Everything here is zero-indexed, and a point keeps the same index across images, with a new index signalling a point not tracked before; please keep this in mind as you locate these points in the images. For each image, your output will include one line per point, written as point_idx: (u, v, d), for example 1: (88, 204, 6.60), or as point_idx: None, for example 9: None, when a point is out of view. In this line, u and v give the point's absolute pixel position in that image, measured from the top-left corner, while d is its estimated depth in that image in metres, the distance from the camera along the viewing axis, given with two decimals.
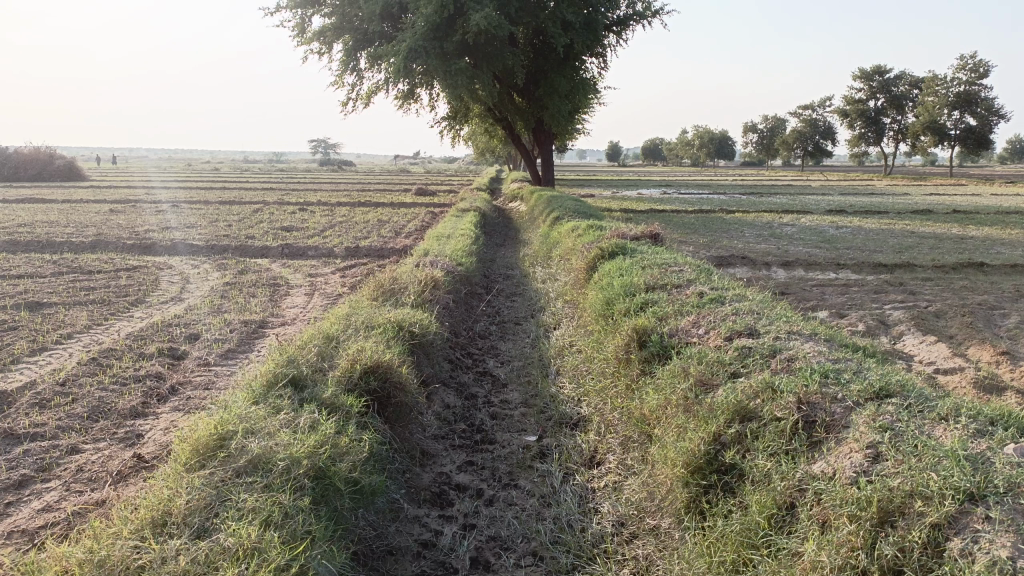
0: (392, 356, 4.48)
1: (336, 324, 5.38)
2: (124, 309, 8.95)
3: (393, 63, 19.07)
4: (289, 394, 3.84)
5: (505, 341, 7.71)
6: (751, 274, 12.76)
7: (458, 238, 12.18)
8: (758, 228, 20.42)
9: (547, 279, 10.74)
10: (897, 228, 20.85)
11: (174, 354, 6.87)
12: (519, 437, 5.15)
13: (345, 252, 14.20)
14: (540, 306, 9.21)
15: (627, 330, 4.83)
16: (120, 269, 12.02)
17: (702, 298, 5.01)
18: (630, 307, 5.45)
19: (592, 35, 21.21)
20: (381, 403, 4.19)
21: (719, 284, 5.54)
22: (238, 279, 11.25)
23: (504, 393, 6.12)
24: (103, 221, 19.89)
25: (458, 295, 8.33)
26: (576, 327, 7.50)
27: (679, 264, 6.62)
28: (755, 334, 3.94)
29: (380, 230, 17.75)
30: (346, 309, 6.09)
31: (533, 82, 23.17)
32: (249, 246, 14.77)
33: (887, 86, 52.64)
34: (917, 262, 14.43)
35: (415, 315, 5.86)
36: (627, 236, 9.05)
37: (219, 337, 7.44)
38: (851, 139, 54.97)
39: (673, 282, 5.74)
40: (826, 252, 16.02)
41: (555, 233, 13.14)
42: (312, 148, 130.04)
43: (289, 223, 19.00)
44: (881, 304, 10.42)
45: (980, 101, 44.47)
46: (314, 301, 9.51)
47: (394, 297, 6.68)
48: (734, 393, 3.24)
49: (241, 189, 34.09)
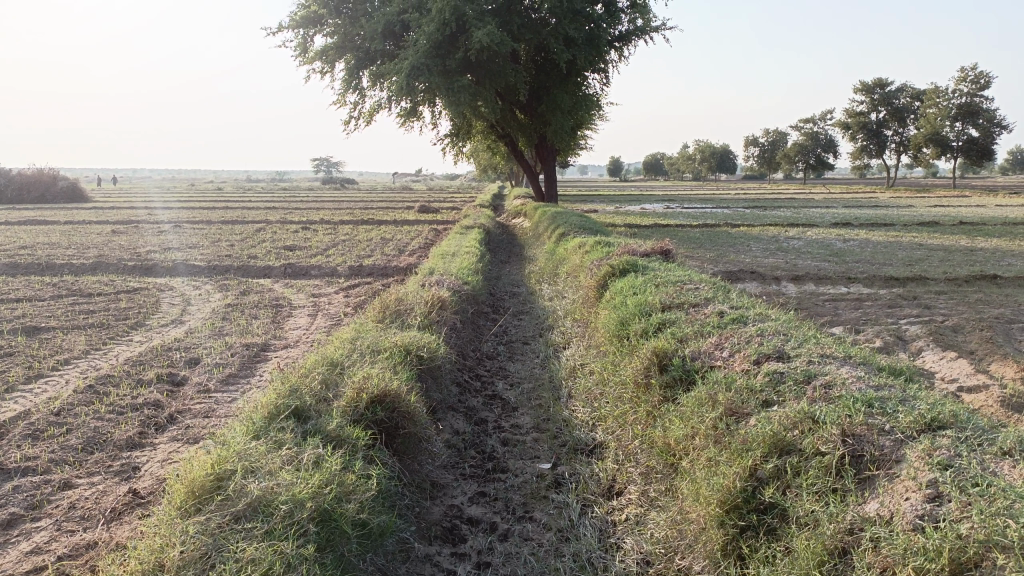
0: (399, 384, 4.26)
1: (340, 349, 5.17)
2: (124, 332, 8.74)
3: (395, 81, 18.98)
4: (291, 426, 3.63)
5: (514, 362, 7.49)
6: (761, 289, 12.55)
7: (463, 256, 12.00)
8: (765, 242, 20.21)
9: (554, 296, 10.52)
10: (905, 240, 20.65)
11: (174, 379, 6.65)
12: (533, 465, 4.92)
13: (349, 271, 14.02)
14: (549, 324, 9.00)
15: (646, 353, 4.62)
16: (120, 291, 11.84)
17: (723, 318, 4.80)
18: (647, 328, 5.24)
19: (594, 51, 21.13)
20: (389, 434, 3.97)
21: (738, 302, 5.33)
22: (240, 300, 11.04)
23: (515, 417, 5.89)
24: (104, 242, 19.74)
25: (465, 315, 8.12)
26: (587, 346, 7.28)
27: (694, 281, 6.42)
28: (785, 358, 3.73)
29: (383, 248, 17.56)
30: (350, 332, 5.88)
31: (535, 98, 23.08)
32: (251, 266, 14.57)
33: (888, 98, 52.63)
34: (929, 275, 14.20)
35: (421, 338, 5.64)
36: (637, 253, 8.86)
37: (220, 361, 7.23)
38: (853, 151, 54.90)
39: (690, 301, 5.54)
40: (835, 266, 15.80)
41: (561, 250, 12.95)
42: (315, 167, 130.38)
43: (291, 243, 18.85)
44: (896, 318, 10.20)
45: (983, 113, 44.38)
46: (317, 322, 9.31)
47: (400, 319, 6.47)
48: (769, 424, 3.02)
49: (243, 208, 34.02)
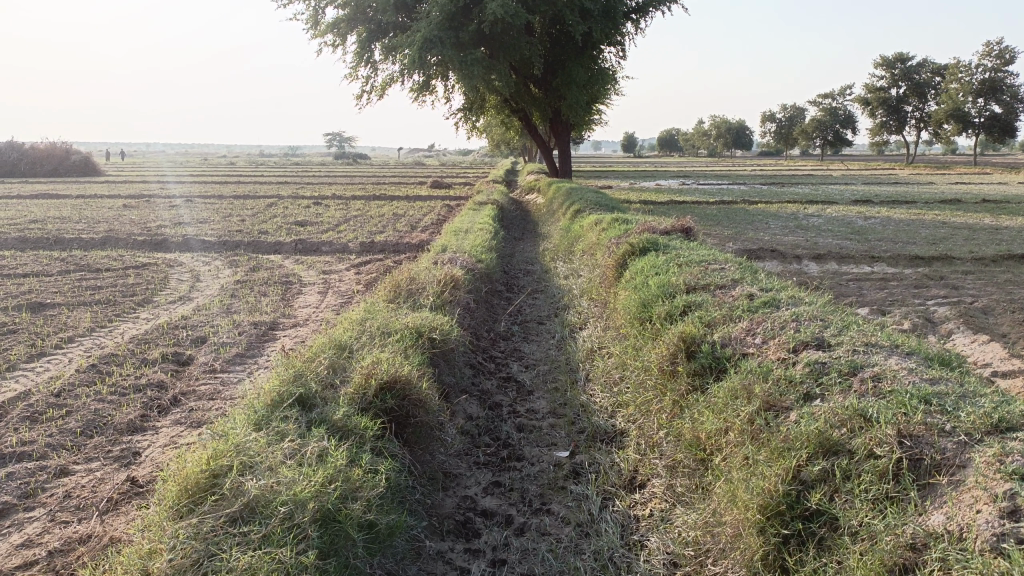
0: (410, 369, 4.01)
1: (349, 331, 4.94)
2: (130, 310, 8.56)
3: (408, 54, 18.60)
4: (295, 415, 3.41)
5: (529, 343, 7.25)
6: (782, 268, 12.23)
7: (477, 233, 11.74)
8: (784, 219, 19.80)
9: (570, 275, 10.24)
10: (928, 218, 20.18)
11: (178, 359, 6.46)
12: (549, 453, 4.70)
13: (360, 247, 13.80)
14: (564, 303, 8.74)
15: (672, 338, 4.35)
16: (129, 266, 11.67)
17: (753, 301, 4.53)
18: (671, 311, 4.97)
19: (610, 24, 20.63)
20: (400, 423, 3.73)
21: (767, 285, 5.06)
22: (249, 277, 10.84)
23: (530, 402, 5.66)
24: (115, 217, 19.61)
25: (479, 294, 7.87)
26: (604, 328, 7.03)
27: (719, 261, 6.15)
28: (825, 347, 3.47)
29: (395, 224, 17.32)
30: (359, 313, 5.64)
31: (550, 72, 22.62)
32: (261, 241, 14.36)
33: (909, 73, 51.56)
34: (955, 254, 13.80)
35: (434, 319, 5.40)
36: (657, 231, 8.57)
37: (227, 340, 7.03)
38: (872, 127, 53.93)
39: (716, 282, 5.28)
40: (857, 244, 15.41)
41: (577, 227, 12.65)
42: (327, 143, 129.73)
43: (302, 218, 18.64)
44: (923, 300, 9.86)
45: (1006, 89, 43.37)
46: (327, 300, 9.09)
47: (411, 298, 6.23)
48: (814, 422, 2.76)
49: (255, 182, 33.82)
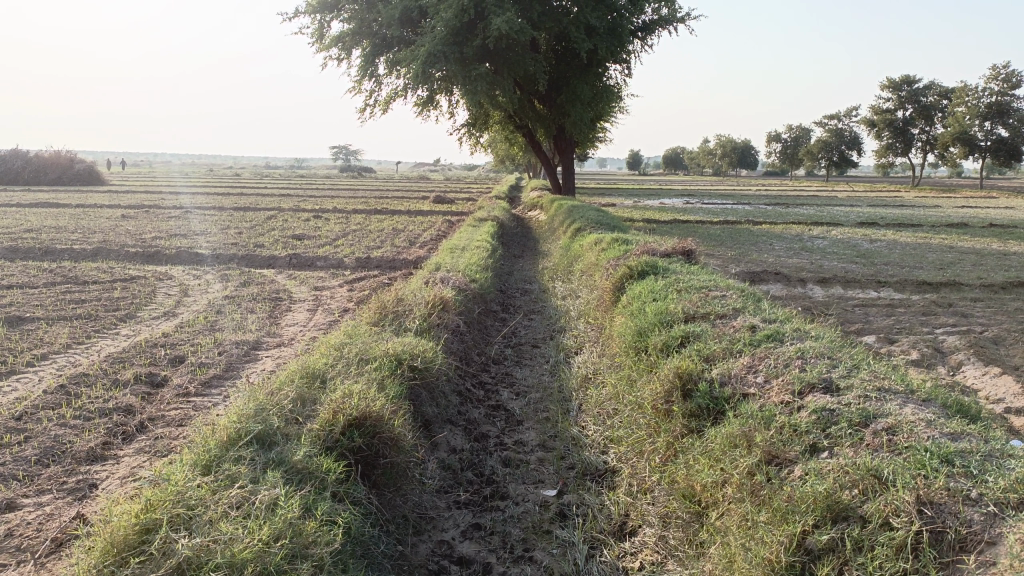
0: (382, 402, 3.71)
1: (324, 358, 4.65)
2: (111, 326, 8.27)
3: (412, 68, 18.42)
4: (251, 455, 3.11)
5: (521, 368, 6.96)
6: (786, 292, 11.95)
7: (474, 251, 11.48)
8: (788, 241, 19.53)
9: (568, 296, 9.95)
10: (934, 242, 19.91)
11: (152, 381, 6.17)
12: (536, 491, 4.39)
13: (356, 263, 13.53)
14: (560, 325, 8.45)
15: (667, 373, 4.05)
16: (117, 279, 11.39)
17: (754, 335, 4.24)
18: (668, 342, 4.68)
19: (616, 41, 20.47)
20: (368, 464, 3.43)
21: (770, 315, 4.77)
22: (239, 292, 10.57)
23: (519, 433, 5.35)
24: (113, 227, 19.42)
25: (471, 316, 7.58)
26: (600, 354, 6.73)
27: (720, 287, 5.87)
28: (834, 392, 3.17)
29: (394, 239, 17.08)
30: (340, 337, 5.33)
31: (554, 89, 22.47)
32: (255, 255, 14.11)
33: (915, 96, 51.41)
34: (963, 280, 13.50)
35: (418, 344, 5.11)
36: (657, 252, 8.30)
37: (205, 360, 6.74)
38: (878, 149, 53.76)
39: (716, 311, 5.00)
40: (862, 268, 15.13)
41: (576, 246, 12.38)
42: (335, 156, 130.22)
43: (300, 231, 18.40)
44: (931, 328, 9.56)
45: (1013, 112, 43.18)
46: (316, 319, 8.81)
47: (397, 322, 5.92)
48: (820, 481, 2.47)
49: (258, 195, 33.61)
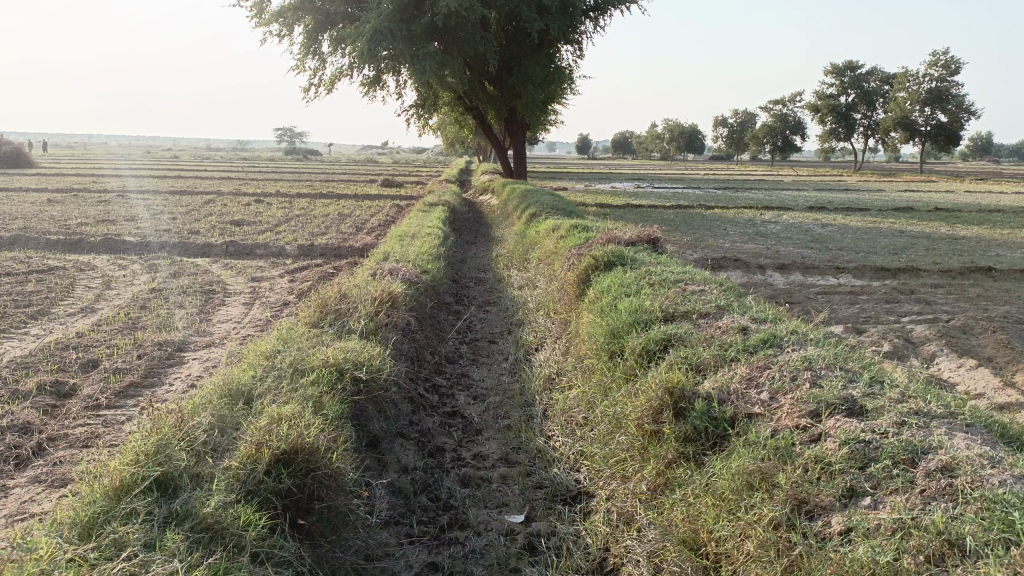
0: (317, 430, 3.08)
1: (252, 370, 4.00)
2: (19, 323, 7.42)
3: (357, 46, 17.53)
4: (148, 510, 2.48)
5: (478, 367, 6.37)
6: (746, 280, 11.60)
7: (424, 238, 10.85)
8: (741, 226, 19.30)
9: (525, 286, 9.39)
10: (885, 226, 19.92)
11: (59, 391, 5.41)
12: (499, 519, 3.82)
13: (298, 251, 12.75)
14: (518, 318, 7.89)
15: (654, 386, 3.49)
16: (34, 269, 10.43)
17: (748, 338, 3.72)
18: (647, 346, 4.14)
19: (568, 21, 19.90)
20: (300, 510, 2.79)
21: (761, 314, 4.27)
22: (168, 284, 9.73)
23: (478, 445, 4.77)
24: (36, 212, 18.16)
25: (422, 311, 6.95)
26: (564, 352, 6.19)
27: (696, 281, 5.37)
28: (862, 416, 2.67)
29: (339, 225, 16.28)
30: (271, 343, 4.65)
31: (505, 70, 21.79)
32: (189, 242, 13.19)
33: (859, 81, 52.02)
34: (920, 265, 13.36)
35: (362, 349, 4.47)
36: (620, 240, 7.79)
37: (122, 365, 5.99)
38: (822, 134, 54.39)
39: (699, 309, 4.49)
40: (819, 253, 14.90)
41: (532, 232, 11.83)
42: (280, 138, 126.82)
43: (240, 217, 17.47)
44: (896, 316, 9.28)
45: (952, 98, 43.95)
46: (251, 314, 8.07)
47: (338, 323, 5.25)
48: (876, 550, 1.97)
49: (197, 178, 32.17)
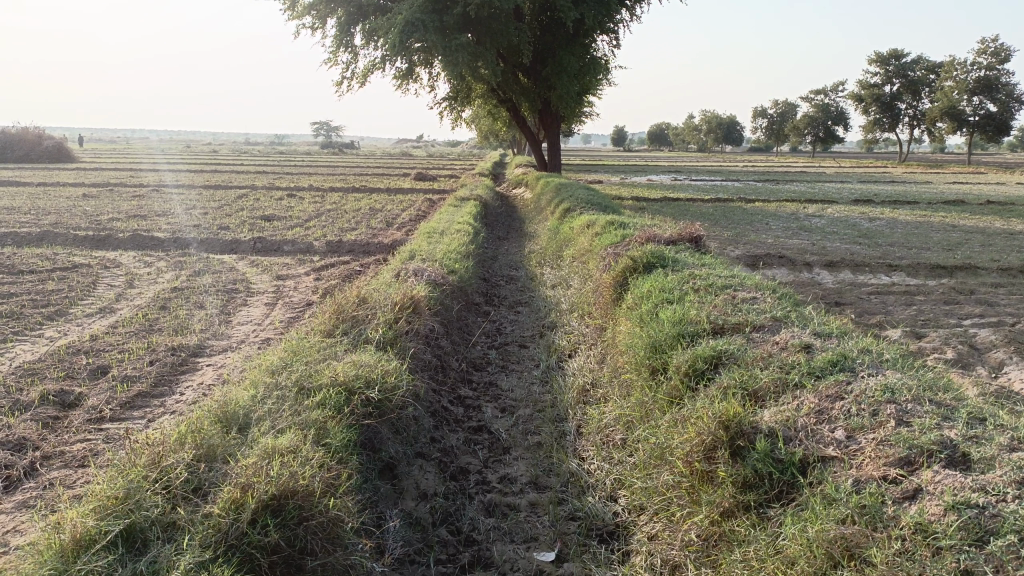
0: (317, 469, 2.69)
1: (255, 389, 3.62)
2: (34, 325, 7.18)
3: (389, 38, 17.15)
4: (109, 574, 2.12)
5: (508, 376, 5.93)
6: (792, 278, 11.00)
7: (454, 234, 10.44)
8: (784, 220, 18.58)
9: (559, 285, 8.93)
10: (936, 220, 19.02)
11: (63, 402, 5.11)
12: (527, 557, 3.38)
13: (326, 247, 12.45)
14: (550, 321, 7.45)
15: (706, 415, 3.02)
16: (59, 267, 10.25)
17: (813, 359, 3.24)
18: (695, 364, 3.68)
19: (604, 10, 19.31)
20: (292, 567, 2.40)
21: (825, 327, 3.78)
22: (191, 282, 9.47)
23: (505, 467, 4.35)
24: (70, 208, 18.14)
25: (449, 315, 6.55)
26: (600, 361, 5.73)
27: (747, 286, 4.87)
28: (967, 468, 2.20)
29: (370, 220, 15.97)
30: (280, 357, 4.27)
31: (539, 61, 21.28)
32: (218, 239, 12.97)
33: (904, 70, 50.34)
34: (977, 262, 12.60)
35: (378, 363, 4.06)
36: (659, 239, 7.31)
37: (131, 373, 5.67)
38: (865, 125, 52.82)
39: (752, 320, 4.01)
40: (867, 250, 14.16)
41: (566, 228, 11.36)
42: (316, 132, 127.26)
43: (271, 212, 17.26)
44: (957, 319, 8.63)
45: (1002, 87, 42.26)
46: (273, 316, 7.75)
47: (354, 332, 4.85)
48: None
49: (232, 172, 32.19)
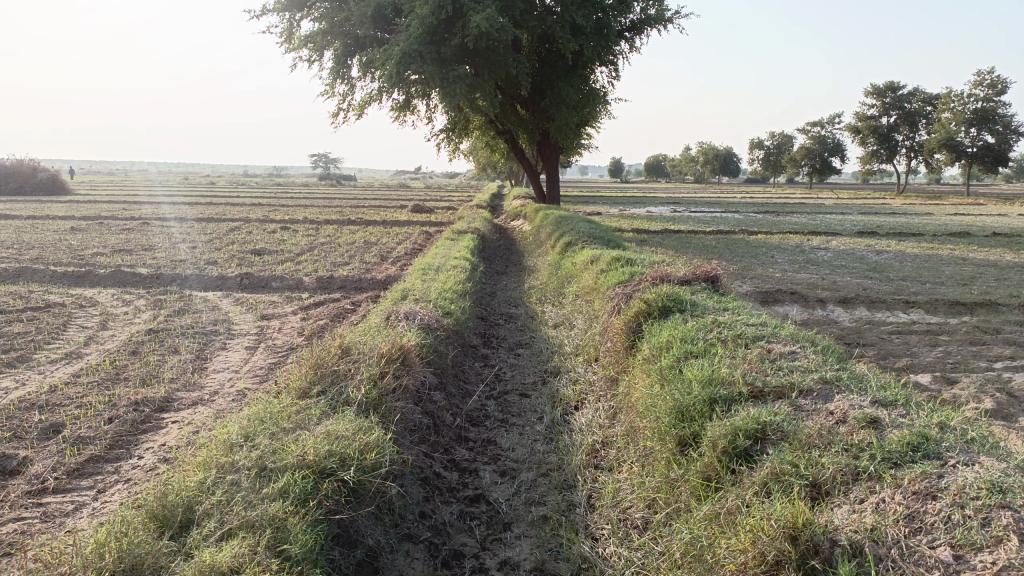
0: None
1: (209, 471, 3.04)
2: None
3: (384, 69, 16.73)
4: None
5: (510, 431, 5.28)
6: (806, 317, 10.41)
7: (450, 271, 9.88)
8: (789, 253, 18.05)
9: (562, 326, 8.33)
10: (944, 253, 18.51)
11: (3, 469, 4.47)
12: None
13: (316, 283, 11.87)
14: (554, 365, 6.83)
15: (763, 523, 2.44)
16: (30, 307, 9.63)
17: (885, 439, 2.68)
18: (735, 442, 3.09)
19: (603, 42, 18.98)
20: None
21: (887, 393, 3.21)
22: (168, 323, 8.86)
23: (507, 547, 3.63)
24: (55, 241, 17.55)
25: (444, 364, 5.95)
26: (613, 417, 5.10)
27: (782, 338, 4.29)
28: None
29: (363, 254, 15.44)
30: (246, 423, 3.69)
31: (538, 92, 20.92)
32: (203, 275, 12.38)
33: (900, 102, 50.24)
34: (997, 298, 12.04)
35: (355, 433, 3.45)
36: (673, 279, 6.75)
37: (85, 433, 5.03)
38: (862, 156, 52.62)
39: (799, 387, 3.43)
40: (880, 284, 13.60)
41: (568, 264, 10.82)
42: (313, 164, 127.54)
43: (262, 245, 16.70)
44: (989, 361, 8.02)
45: (999, 118, 42.07)
46: (253, 362, 7.14)
47: (332, 392, 4.26)
48: None
49: (228, 204, 31.70)
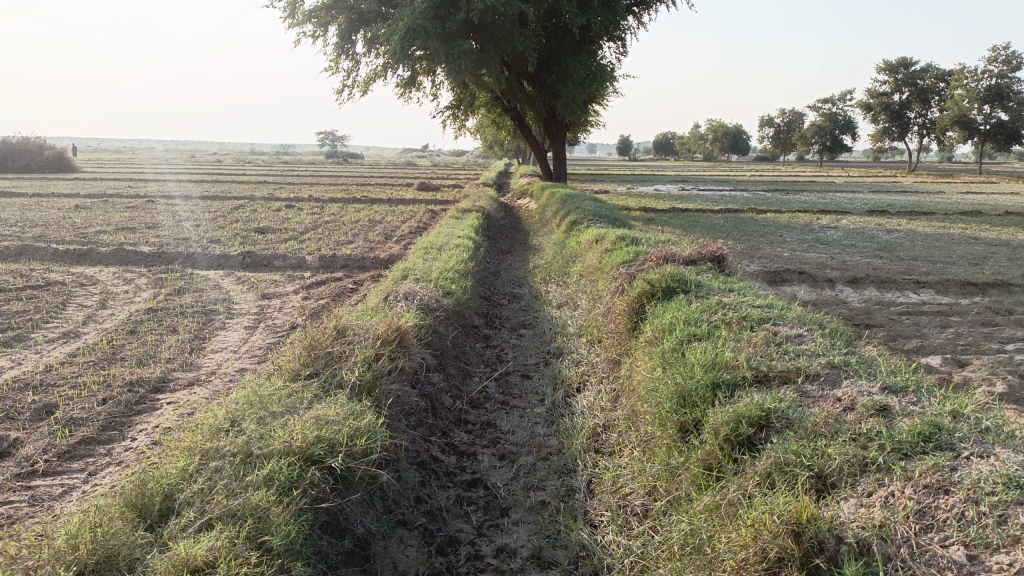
0: None
1: (193, 458, 2.95)
2: None
3: (389, 45, 16.48)
4: None
5: (510, 413, 5.18)
6: (815, 297, 10.24)
7: (453, 250, 9.75)
8: (798, 232, 17.83)
9: (565, 306, 8.21)
10: (955, 232, 18.27)
11: None
12: None
13: (318, 262, 11.76)
14: (556, 346, 6.72)
15: (765, 518, 2.33)
16: (30, 286, 9.55)
17: (895, 428, 2.56)
18: (738, 431, 2.98)
19: (611, 17, 18.66)
20: None
21: (897, 379, 3.09)
22: (168, 301, 8.78)
23: (504, 533, 3.54)
24: (60, 219, 17.46)
25: (443, 345, 5.84)
26: (615, 401, 4.98)
27: (789, 321, 4.16)
28: None
29: (367, 232, 15.31)
30: (236, 406, 3.59)
31: (545, 68, 20.64)
32: (206, 253, 12.27)
33: (913, 78, 49.52)
34: (1009, 278, 11.84)
35: (345, 418, 3.35)
36: (678, 258, 6.61)
37: (78, 415, 4.95)
38: (873, 134, 51.98)
39: (806, 373, 3.30)
40: (890, 264, 13.40)
41: (573, 242, 10.67)
42: (320, 143, 126.82)
43: (266, 223, 16.59)
44: (1001, 342, 7.85)
45: (1013, 95, 41.43)
46: (252, 342, 7.05)
47: (325, 375, 4.17)
48: None
49: (234, 182, 31.59)
